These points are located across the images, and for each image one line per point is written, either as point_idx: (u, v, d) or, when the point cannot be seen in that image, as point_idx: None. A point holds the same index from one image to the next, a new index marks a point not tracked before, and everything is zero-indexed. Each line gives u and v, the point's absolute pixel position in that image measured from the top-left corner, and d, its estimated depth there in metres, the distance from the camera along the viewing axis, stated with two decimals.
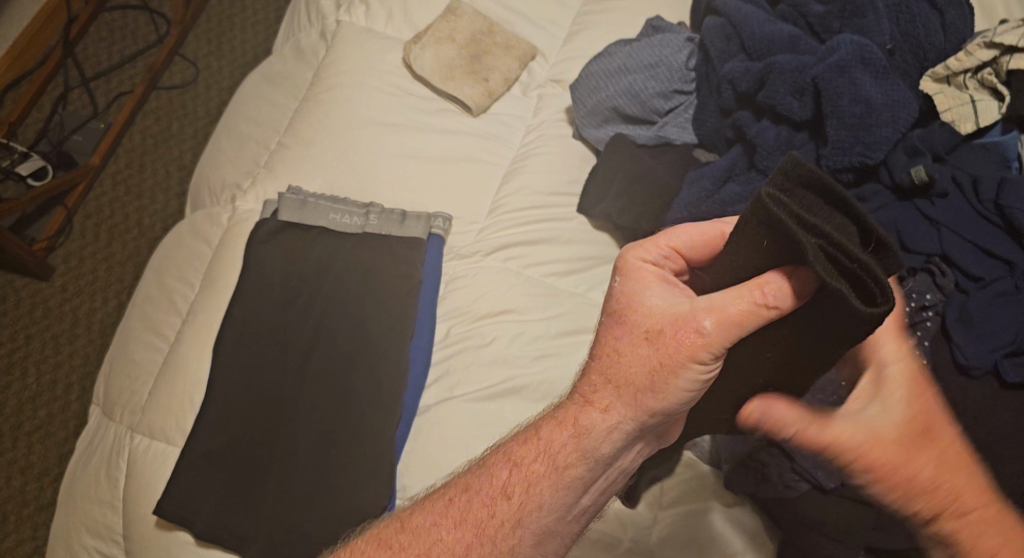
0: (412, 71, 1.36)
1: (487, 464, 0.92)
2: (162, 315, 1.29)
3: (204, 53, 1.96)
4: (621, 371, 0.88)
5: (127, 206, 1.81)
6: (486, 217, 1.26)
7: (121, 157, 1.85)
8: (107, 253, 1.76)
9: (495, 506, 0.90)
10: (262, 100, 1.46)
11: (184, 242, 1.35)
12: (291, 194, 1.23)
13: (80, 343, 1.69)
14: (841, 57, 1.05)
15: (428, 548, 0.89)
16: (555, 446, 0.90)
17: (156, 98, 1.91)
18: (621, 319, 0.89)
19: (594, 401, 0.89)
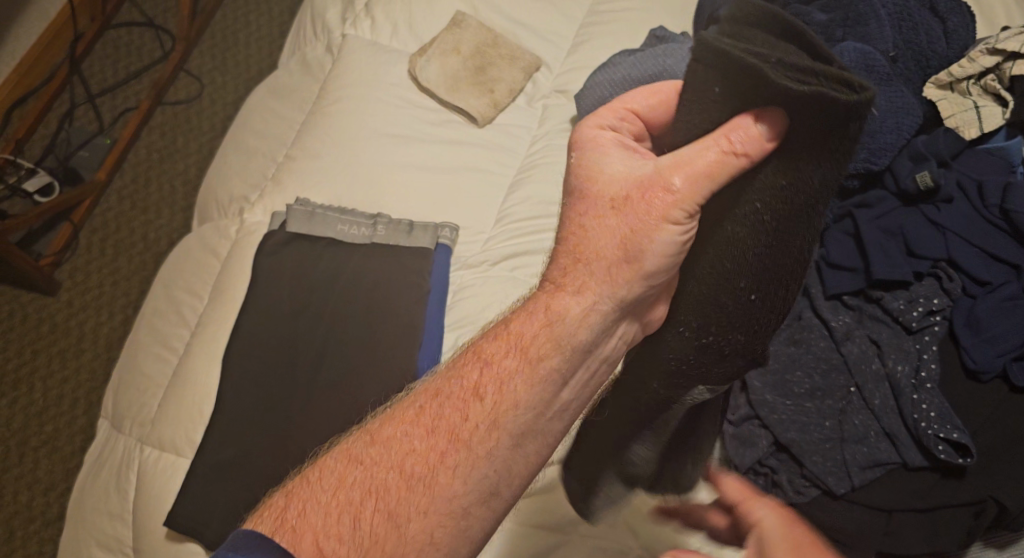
0: (417, 83, 1.37)
1: (460, 365, 0.89)
2: (171, 327, 1.29)
3: (209, 68, 1.98)
4: (596, 239, 0.88)
5: (132, 220, 1.82)
6: (493, 227, 1.27)
7: (127, 172, 1.87)
8: (113, 267, 1.77)
9: (467, 408, 0.86)
10: (269, 114, 1.48)
11: (192, 255, 1.36)
12: (299, 206, 1.23)
13: (86, 358, 1.70)
14: (844, 63, 1.05)
15: (400, 460, 0.84)
16: (530, 334, 0.88)
17: (161, 113, 1.93)
18: (582, 196, 0.90)
19: (565, 283, 0.89)
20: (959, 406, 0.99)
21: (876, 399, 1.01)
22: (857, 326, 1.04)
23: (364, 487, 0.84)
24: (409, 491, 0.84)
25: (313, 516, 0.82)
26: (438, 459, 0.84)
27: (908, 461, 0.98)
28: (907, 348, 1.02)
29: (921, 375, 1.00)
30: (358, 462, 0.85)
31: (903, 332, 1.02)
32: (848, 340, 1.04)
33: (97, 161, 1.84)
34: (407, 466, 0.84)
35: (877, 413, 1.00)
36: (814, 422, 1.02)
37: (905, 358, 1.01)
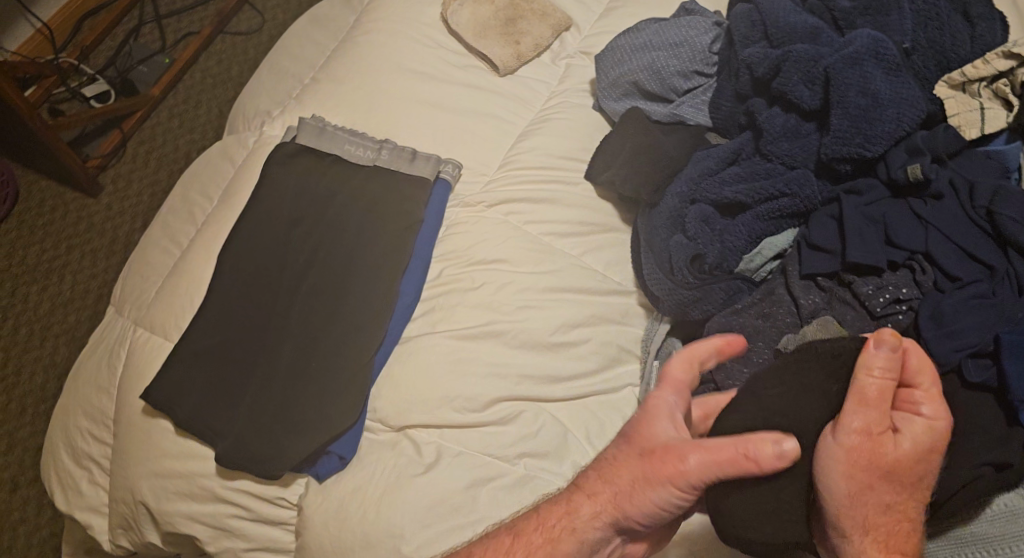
0: (448, 27, 1.41)
1: (498, 544, 0.98)
2: (182, 225, 1.36)
3: (272, 6, 2.04)
4: (638, 495, 0.93)
5: (177, 137, 1.89)
6: (497, 171, 1.30)
7: (180, 92, 1.94)
8: (153, 179, 1.84)
9: (497, 548, 0.98)
10: (305, 41, 1.53)
11: (214, 161, 1.43)
12: (311, 120, 1.28)
13: (115, 261, 1.77)
14: (856, 48, 1.04)
15: None
16: (576, 514, 0.96)
17: (220, 42, 2.00)
18: (630, 438, 0.96)
19: (589, 493, 0.96)
20: None
21: None
22: (825, 306, 1.03)
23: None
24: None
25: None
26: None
27: None
28: (867, 332, 0.99)
29: None
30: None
31: (867, 316, 1.00)
32: (812, 319, 1.03)
33: (154, 78, 1.92)
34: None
35: None
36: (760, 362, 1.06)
37: None
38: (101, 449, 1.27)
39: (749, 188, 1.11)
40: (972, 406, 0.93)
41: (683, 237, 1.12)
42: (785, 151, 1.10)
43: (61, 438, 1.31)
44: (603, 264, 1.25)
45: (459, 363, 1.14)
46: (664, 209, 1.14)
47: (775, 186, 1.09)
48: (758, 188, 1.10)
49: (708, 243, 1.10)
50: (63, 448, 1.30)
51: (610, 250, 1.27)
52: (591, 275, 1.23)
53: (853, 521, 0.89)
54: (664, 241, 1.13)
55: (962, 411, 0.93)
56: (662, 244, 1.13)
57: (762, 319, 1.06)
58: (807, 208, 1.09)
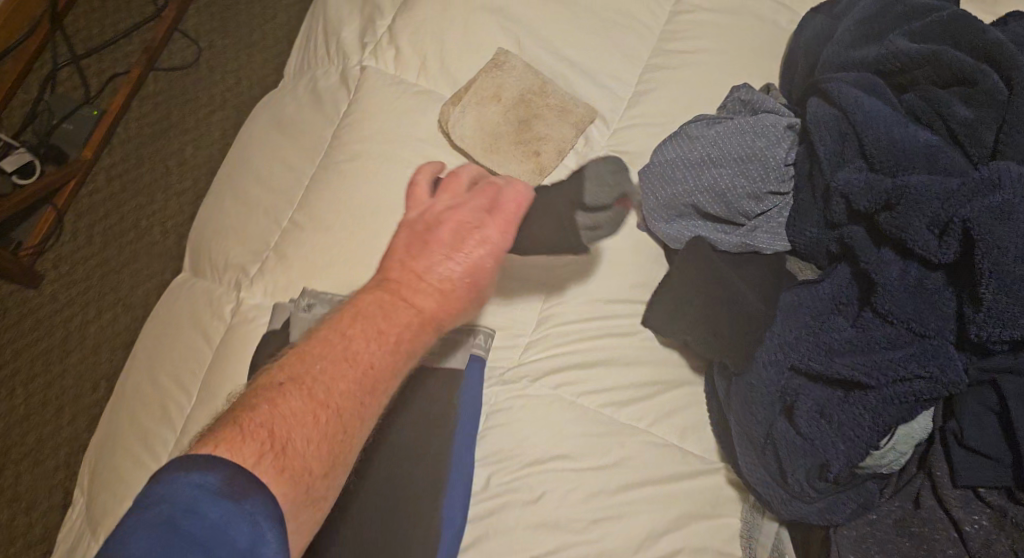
0: (449, 140, 1.14)
1: (342, 332, 0.85)
2: (154, 423, 1.12)
3: (206, 30, 1.70)
4: (369, 336, 0.85)
5: (122, 206, 1.58)
6: (534, 331, 1.07)
7: (115, 150, 1.61)
8: (101, 259, 1.54)
9: (317, 427, 0.80)
10: (267, 153, 1.25)
11: (179, 331, 1.17)
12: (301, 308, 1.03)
13: (73, 360, 1.49)
14: (1006, 197, 0.84)
15: (300, 447, 0.78)
16: (370, 325, 0.86)
17: (153, 82, 1.66)
18: (395, 282, 0.89)
19: (403, 299, 0.88)
20: None
21: None
22: (996, 533, 0.85)
23: (325, 451, 0.80)
24: (367, 404, 0.83)
25: (302, 442, 0.78)
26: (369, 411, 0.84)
27: None
28: None
29: None
30: (305, 390, 0.81)
31: None
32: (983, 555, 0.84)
33: (84, 137, 1.57)
34: (319, 383, 0.81)
35: None
36: None
37: None
38: None
39: (869, 364, 0.90)
40: None
41: (792, 426, 0.93)
42: (910, 313, 0.89)
43: None
44: (678, 434, 1.04)
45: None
46: (760, 379, 0.94)
47: (905, 366, 0.88)
48: (883, 365, 0.89)
49: (827, 446, 0.90)
50: None
51: (684, 414, 1.05)
52: (668, 458, 1.02)
53: None
54: (765, 428, 0.94)
55: None
56: (765, 439, 0.94)
57: (911, 539, 0.88)
58: (948, 391, 0.87)
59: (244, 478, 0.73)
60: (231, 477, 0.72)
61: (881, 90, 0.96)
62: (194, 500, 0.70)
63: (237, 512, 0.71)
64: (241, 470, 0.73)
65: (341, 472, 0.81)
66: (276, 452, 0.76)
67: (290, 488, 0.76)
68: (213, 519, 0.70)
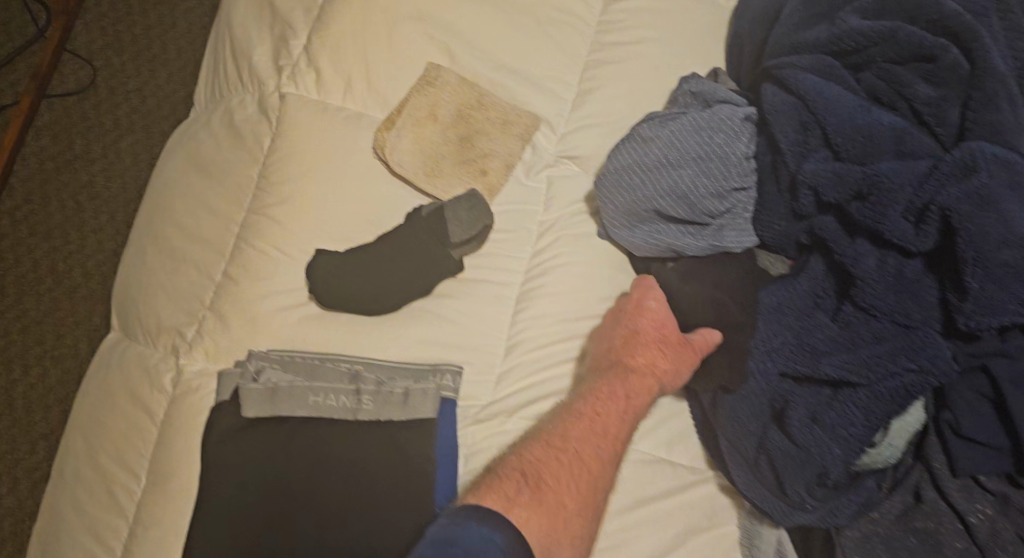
0: (386, 165, 1.07)
1: (607, 377, 0.94)
2: (102, 510, 1.02)
3: (98, 47, 1.54)
4: (631, 387, 0.94)
5: (34, 250, 1.44)
6: (504, 358, 1.02)
7: (17, 190, 1.47)
8: (19, 312, 1.41)
9: (560, 482, 0.86)
10: (189, 198, 1.15)
11: (118, 404, 1.07)
12: (252, 384, 0.91)
13: (3, 428, 1.37)
14: (984, 182, 0.80)
15: (562, 494, 0.85)
16: (619, 385, 0.93)
17: (48, 109, 1.50)
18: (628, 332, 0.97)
19: (642, 367, 0.94)
20: None
21: None
22: (1000, 520, 0.81)
23: (579, 489, 0.86)
24: (612, 454, 0.90)
25: (554, 480, 0.85)
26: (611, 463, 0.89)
27: None
28: None
29: None
30: (546, 442, 0.89)
31: None
32: (992, 548, 0.81)
33: None
34: (607, 429, 0.91)
35: None
36: None
37: None
38: None
39: (856, 361, 0.85)
40: None
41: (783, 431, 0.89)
42: (893, 306, 0.84)
43: None
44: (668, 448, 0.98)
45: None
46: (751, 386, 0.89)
47: (894, 362, 0.84)
48: (871, 361, 0.85)
49: (824, 451, 0.86)
50: None
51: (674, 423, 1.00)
52: (662, 474, 0.97)
53: None
54: (757, 438, 0.89)
55: None
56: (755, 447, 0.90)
57: (916, 535, 0.84)
58: (939, 382, 0.83)
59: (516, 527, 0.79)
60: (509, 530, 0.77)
61: (838, 73, 0.92)
62: (478, 543, 0.76)
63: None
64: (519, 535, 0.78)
65: (595, 512, 0.87)
66: (532, 486, 0.84)
67: (551, 518, 0.83)
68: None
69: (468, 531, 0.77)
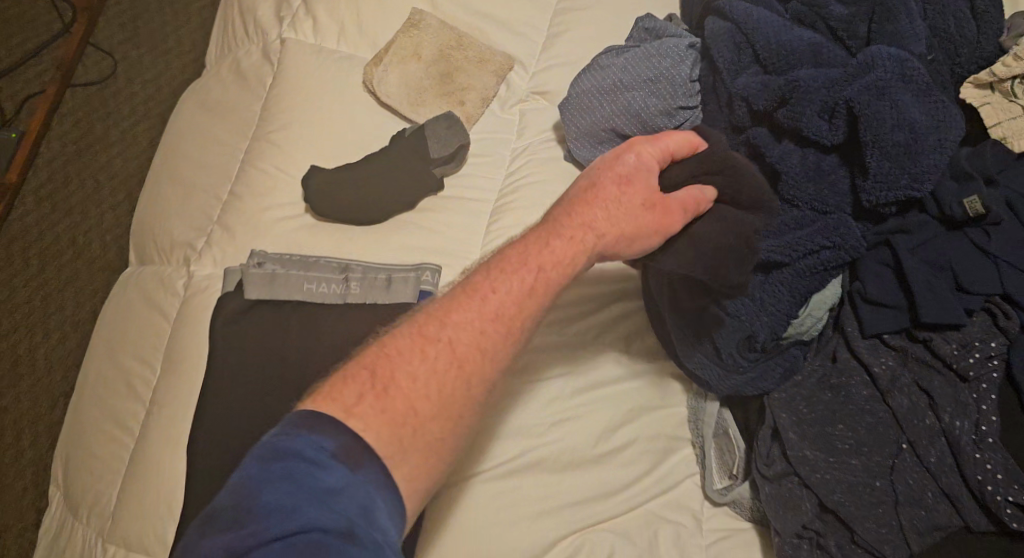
0: (376, 97, 1.20)
1: (501, 270, 0.89)
2: (123, 400, 1.15)
3: (119, 42, 1.72)
4: (533, 255, 0.90)
5: (57, 226, 1.59)
6: (479, 262, 1.13)
7: (41, 171, 1.62)
8: (42, 282, 1.55)
9: (444, 374, 0.84)
10: (203, 137, 1.29)
11: (137, 311, 1.20)
12: (254, 266, 1.04)
13: (24, 387, 1.49)
14: (879, 76, 0.91)
15: (417, 392, 0.83)
16: (512, 283, 0.88)
17: (71, 97, 1.67)
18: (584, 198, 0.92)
19: (546, 263, 0.89)
20: None
21: (931, 457, 0.87)
22: (901, 369, 0.91)
23: (438, 396, 0.83)
24: (489, 358, 0.86)
25: (406, 382, 0.83)
26: (496, 363, 0.86)
27: (971, 524, 0.85)
28: (961, 398, 0.88)
29: (981, 430, 0.86)
30: (423, 334, 0.86)
31: (957, 380, 0.88)
32: (892, 391, 0.91)
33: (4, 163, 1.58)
34: (488, 331, 0.86)
35: (933, 472, 0.87)
36: (826, 428, 0.92)
37: (963, 412, 0.87)
38: None
39: (783, 242, 0.95)
40: None
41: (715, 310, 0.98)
42: (812, 195, 0.96)
43: None
44: (626, 341, 1.11)
45: (522, 504, 1.01)
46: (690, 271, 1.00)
47: (814, 240, 0.95)
48: (794, 242, 0.95)
49: (755, 319, 0.97)
50: None
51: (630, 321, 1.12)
52: (618, 361, 1.09)
53: None
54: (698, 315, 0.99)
55: None
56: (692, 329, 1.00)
57: (831, 390, 0.94)
58: (853, 257, 0.95)
59: (360, 444, 0.78)
60: (346, 444, 0.77)
61: (766, 0, 1.05)
62: (317, 456, 0.76)
63: (354, 477, 0.76)
64: (356, 437, 0.78)
65: (459, 414, 0.84)
66: (377, 392, 0.82)
67: (395, 426, 0.81)
68: (331, 482, 0.75)
69: (299, 441, 0.77)
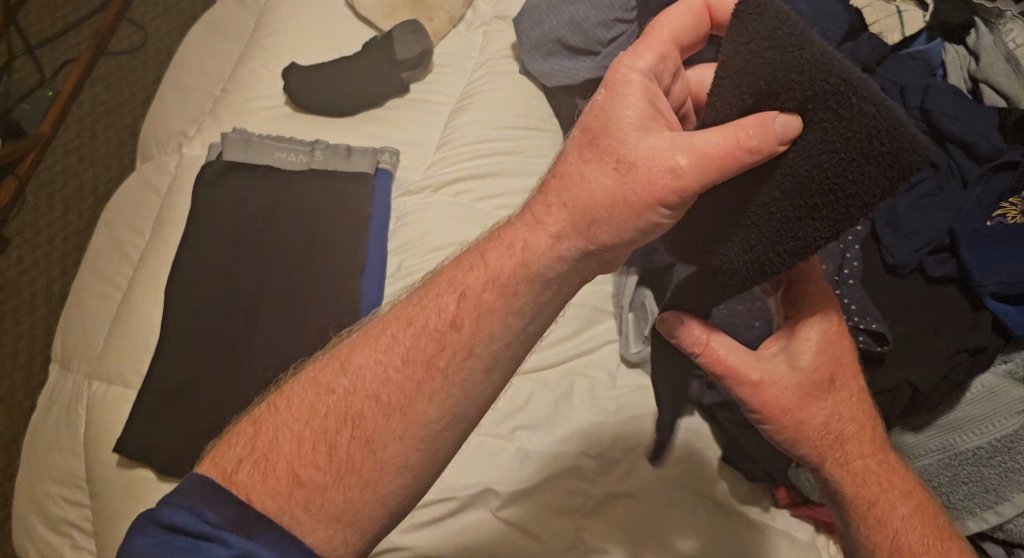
0: (356, 13, 1.37)
1: (433, 292, 0.83)
2: (114, 264, 1.30)
3: (152, 17, 1.91)
4: (511, 249, 0.82)
5: (79, 175, 1.76)
6: (434, 155, 1.26)
7: (70, 129, 1.80)
8: (64, 226, 1.72)
9: (334, 442, 0.79)
10: (203, 49, 1.45)
11: (133, 192, 1.35)
12: (234, 134, 1.23)
13: (40, 315, 1.66)
14: None
15: (310, 454, 0.79)
16: (432, 316, 0.82)
17: (105, 64, 1.87)
18: (593, 138, 0.82)
19: (472, 294, 0.82)
20: (877, 299, 0.98)
21: None
22: None
23: (347, 458, 0.79)
24: (387, 420, 0.80)
25: (290, 446, 0.80)
26: (402, 426, 0.79)
27: None
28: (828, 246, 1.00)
29: (843, 272, 0.99)
30: (339, 367, 0.82)
31: None
32: None
33: (40, 117, 1.76)
34: (383, 397, 0.80)
35: (803, 311, 1.00)
36: None
37: (829, 257, 0.99)
38: (78, 511, 1.20)
39: None
40: (937, 299, 0.96)
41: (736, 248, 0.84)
42: None
43: (32, 507, 1.22)
44: None
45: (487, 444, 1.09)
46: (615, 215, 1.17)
47: None
48: None
49: None
50: (35, 518, 1.22)
51: None
52: None
53: (783, 398, 0.88)
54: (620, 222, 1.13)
55: (927, 305, 0.96)
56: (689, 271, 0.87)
57: None
58: None
59: (250, 510, 0.77)
60: (237, 513, 0.76)
61: None
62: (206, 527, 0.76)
63: (250, 544, 0.76)
64: (245, 507, 0.77)
65: (385, 470, 0.79)
66: (263, 458, 0.79)
67: (290, 495, 0.78)
68: (236, 545, 0.75)
69: (187, 515, 0.76)
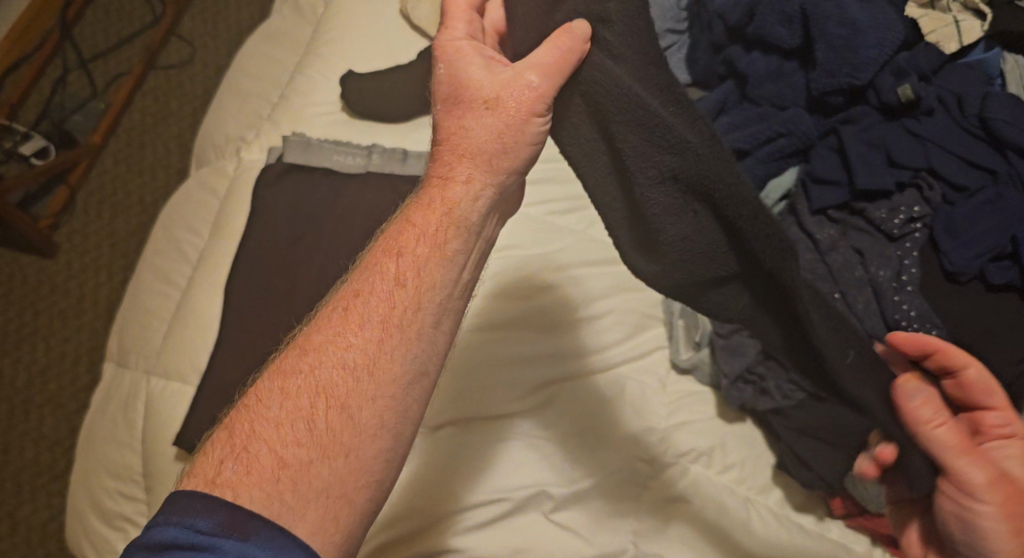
0: (410, 22, 1.39)
1: (371, 264, 0.87)
2: (172, 263, 1.33)
3: (201, 34, 1.95)
4: (428, 206, 0.88)
5: (128, 183, 1.80)
6: None
7: (120, 138, 1.84)
8: (110, 236, 1.76)
9: (314, 419, 0.80)
10: (261, 58, 1.50)
11: (191, 195, 1.38)
12: (295, 136, 1.27)
13: (87, 318, 1.70)
14: None
15: (286, 442, 0.79)
16: (375, 282, 0.85)
17: (154, 78, 1.91)
18: (455, 100, 0.90)
19: (406, 251, 0.86)
20: (937, 306, 0.99)
21: (859, 304, 1.01)
22: (841, 237, 1.04)
23: (324, 439, 0.79)
24: (357, 381, 0.81)
25: (268, 442, 0.79)
26: (373, 387, 0.81)
27: None
28: (886, 253, 1.02)
29: (902, 278, 1.00)
30: (307, 355, 0.83)
31: (885, 240, 1.02)
32: (830, 250, 1.04)
33: (91, 126, 1.80)
34: (348, 360, 0.82)
35: (859, 314, 1.01)
36: None
37: (887, 263, 1.01)
38: (133, 504, 1.21)
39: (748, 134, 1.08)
40: (996, 308, 0.97)
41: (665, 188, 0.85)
42: (774, 94, 1.09)
43: (85, 498, 1.24)
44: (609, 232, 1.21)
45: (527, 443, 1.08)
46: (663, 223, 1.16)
47: (772, 128, 1.07)
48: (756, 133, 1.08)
49: None
50: (87, 509, 1.24)
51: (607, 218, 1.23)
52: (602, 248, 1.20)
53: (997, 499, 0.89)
54: None
55: (986, 312, 0.97)
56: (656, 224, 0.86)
57: None
58: (806, 144, 1.07)
59: (252, 516, 0.75)
60: (228, 518, 0.75)
61: None
62: (194, 534, 0.74)
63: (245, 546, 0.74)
64: (236, 508, 0.75)
65: (364, 439, 0.80)
66: (242, 460, 0.78)
67: (288, 496, 0.77)
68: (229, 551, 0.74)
69: (175, 530, 0.74)
